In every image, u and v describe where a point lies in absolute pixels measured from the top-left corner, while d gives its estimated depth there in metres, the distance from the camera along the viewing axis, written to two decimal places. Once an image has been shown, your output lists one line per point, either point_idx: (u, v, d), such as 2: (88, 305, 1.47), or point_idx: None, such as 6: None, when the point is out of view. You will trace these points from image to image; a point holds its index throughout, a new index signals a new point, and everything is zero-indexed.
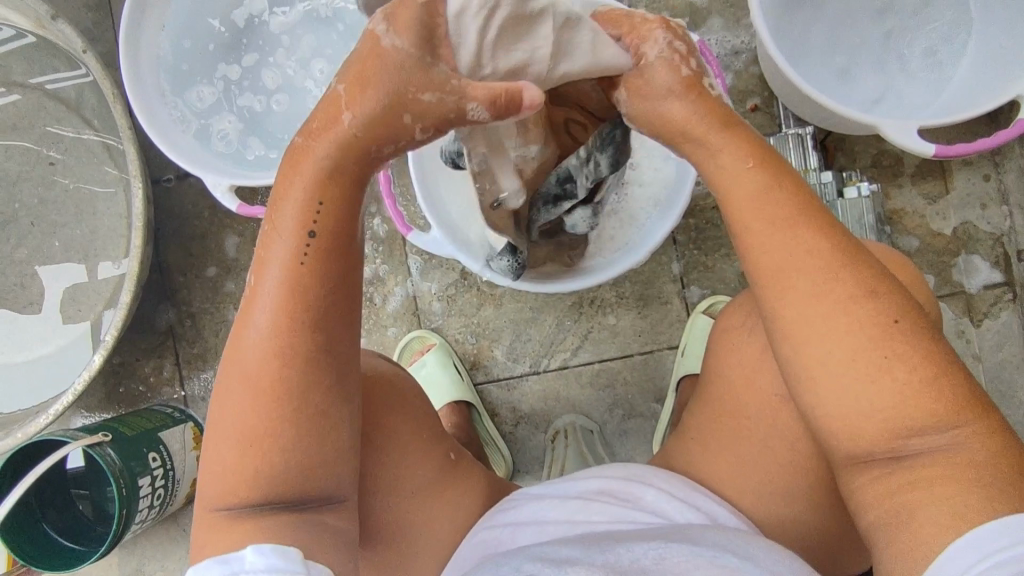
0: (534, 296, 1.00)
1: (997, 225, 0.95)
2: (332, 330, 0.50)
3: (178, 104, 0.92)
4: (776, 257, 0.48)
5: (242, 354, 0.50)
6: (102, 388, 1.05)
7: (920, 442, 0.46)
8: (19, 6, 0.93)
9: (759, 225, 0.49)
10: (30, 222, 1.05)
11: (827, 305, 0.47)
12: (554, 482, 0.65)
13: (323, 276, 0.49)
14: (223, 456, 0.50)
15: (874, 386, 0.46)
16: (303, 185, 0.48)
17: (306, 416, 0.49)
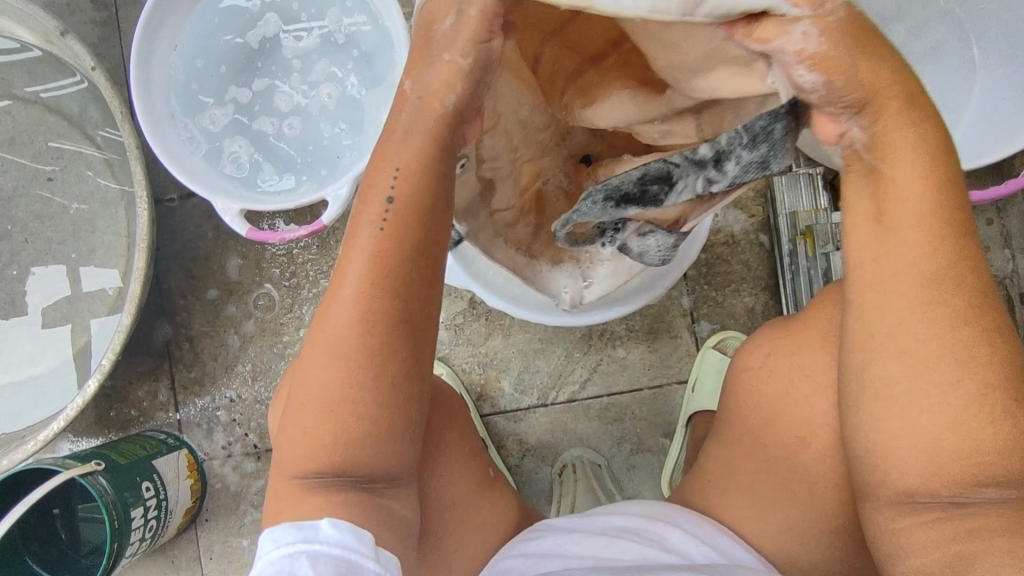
0: (544, 327, 0.99)
1: (1001, 268, 0.96)
2: (413, 299, 0.49)
3: (189, 126, 0.91)
4: (915, 266, 0.44)
5: (331, 316, 0.49)
6: (92, 412, 1.01)
7: (993, 493, 0.44)
8: (26, 19, 0.91)
9: (908, 227, 0.44)
10: (24, 238, 1.02)
11: (954, 337, 0.44)
12: (578, 517, 0.65)
13: (410, 248, 0.49)
14: (307, 420, 0.50)
15: (977, 425, 0.43)
16: (395, 160, 0.48)
17: (391, 397, 0.50)
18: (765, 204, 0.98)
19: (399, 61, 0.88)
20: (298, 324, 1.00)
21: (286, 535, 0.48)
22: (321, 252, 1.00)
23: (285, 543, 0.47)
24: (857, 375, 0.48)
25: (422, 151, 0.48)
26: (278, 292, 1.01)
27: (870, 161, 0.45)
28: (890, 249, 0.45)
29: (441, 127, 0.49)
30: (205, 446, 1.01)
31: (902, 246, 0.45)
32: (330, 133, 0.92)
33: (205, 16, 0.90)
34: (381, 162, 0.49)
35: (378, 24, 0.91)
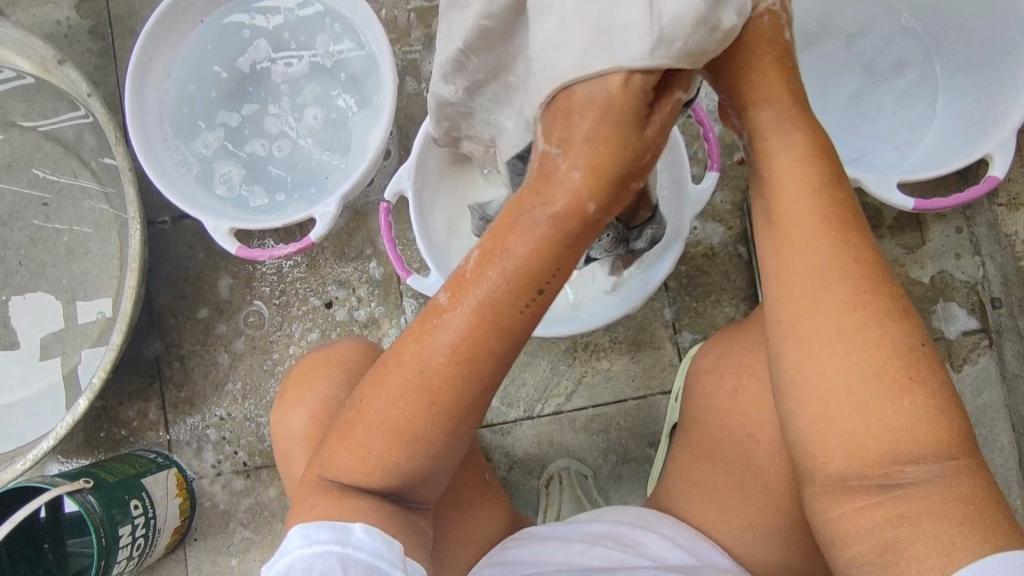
0: (529, 340, 1.01)
1: (972, 274, 0.99)
2: (507, 363, 0.48)
3: (181, 149, 0.94)
4: (805, 265, 0.49)
5: (431, 354, 0.46)
6: (82, 433, 1.02)
7: (915, 473, 0.47)
8: (25, 50, 0.95)
9: (790, 226, 0.50)
10: (18, 261, 1.04)
11: (849, 319, 0.47)
12: (559, 524, 0.64)
13: (523, 315, 0.46)
14: (371, 443, 0.48)
15: (891, 407, 0.46)
16: (533, 227, 0.44)
17: (453, 443, 0.49)
18: (741, 217, 1.01)
19: (384, 84, 0.91)
20: (288, 341, 1.02)
21: (319, 534, 0.46)
22: (310, 270, 1.02)
23: (316, 543, 0.45)
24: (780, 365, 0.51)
25: (565, 232, 0.45)
26: (268, 310, 1.03)
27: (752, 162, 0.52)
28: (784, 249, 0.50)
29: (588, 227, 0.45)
30: (195, 464, 1.01)
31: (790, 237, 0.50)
32: (318, 154, 0.95)
33: (197, 45, 0.94)
34: (517, 221, 0.45)
35: (364, 50, 0.95)
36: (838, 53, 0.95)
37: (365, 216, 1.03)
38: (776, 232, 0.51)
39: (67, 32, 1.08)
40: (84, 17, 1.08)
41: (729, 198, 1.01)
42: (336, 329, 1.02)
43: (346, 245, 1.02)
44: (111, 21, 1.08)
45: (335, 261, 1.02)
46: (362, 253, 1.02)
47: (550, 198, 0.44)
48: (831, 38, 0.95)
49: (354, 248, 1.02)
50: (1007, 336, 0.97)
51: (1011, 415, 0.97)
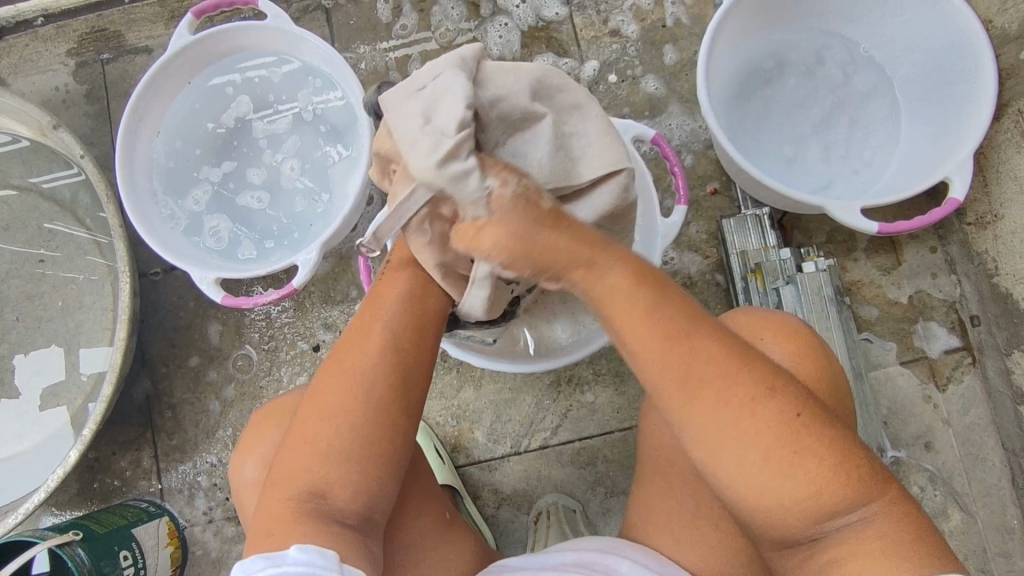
0: (513, 376, 1.02)
1: (949, 293, 1.00)
2: (415, 355, 0.57)
3: (170, 204, 0.97)
4: (678, 369, 0.49)
5: (351, 364, 0.56)
6: (76, 484, 1.03)
7: (844, 520, 0.49)
8: (23, 116, 1.00)
9: (649, 336, 0.50)
10: (15, 317, 1.07)
11: (737, 407, 0.48)
12: (532, 556, 0.64)
13: (413, 312, 0.59)
14: (305, 453, 0.54)
15: (795, 478, 0.48)
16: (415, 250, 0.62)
17: (384, 425, 0.55)
18: (717, 246, 1.03)
19: (362, 133, 0.95)
20: (277, 386, 1.04)
21: (254, 565, 0.49)
22: (297, 315, 1.05)
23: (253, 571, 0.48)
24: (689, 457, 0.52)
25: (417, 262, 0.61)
26: (257, 354, 1.05)
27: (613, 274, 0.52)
28: (653, 353, 0.50)
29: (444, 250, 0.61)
30: (186, 512, 1.02)
31: (602, 290, 0.51)
32: (302, 202, 0.99)
33: (184, 106, 0.99)
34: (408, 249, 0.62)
35: (343, 105, 0.99)
36: (800, 83, 0.98)
37: (349, 260, 1.05)
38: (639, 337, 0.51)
39: (65, 97, 1.14)
40: (82, 83, 1.14)
41: (704, 228, 1.04)
42: None
43: (332, 289, 1.05)
44: (107, 85, 1.14)
45: (321, 305, 1.05)
46: (347, 296, 1.05)
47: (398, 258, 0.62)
48: (792, 70, 0.98)
49: (340, 291, 1.05)
50: (990, 354, 0.97)
51: (1000, 433, 0.97)
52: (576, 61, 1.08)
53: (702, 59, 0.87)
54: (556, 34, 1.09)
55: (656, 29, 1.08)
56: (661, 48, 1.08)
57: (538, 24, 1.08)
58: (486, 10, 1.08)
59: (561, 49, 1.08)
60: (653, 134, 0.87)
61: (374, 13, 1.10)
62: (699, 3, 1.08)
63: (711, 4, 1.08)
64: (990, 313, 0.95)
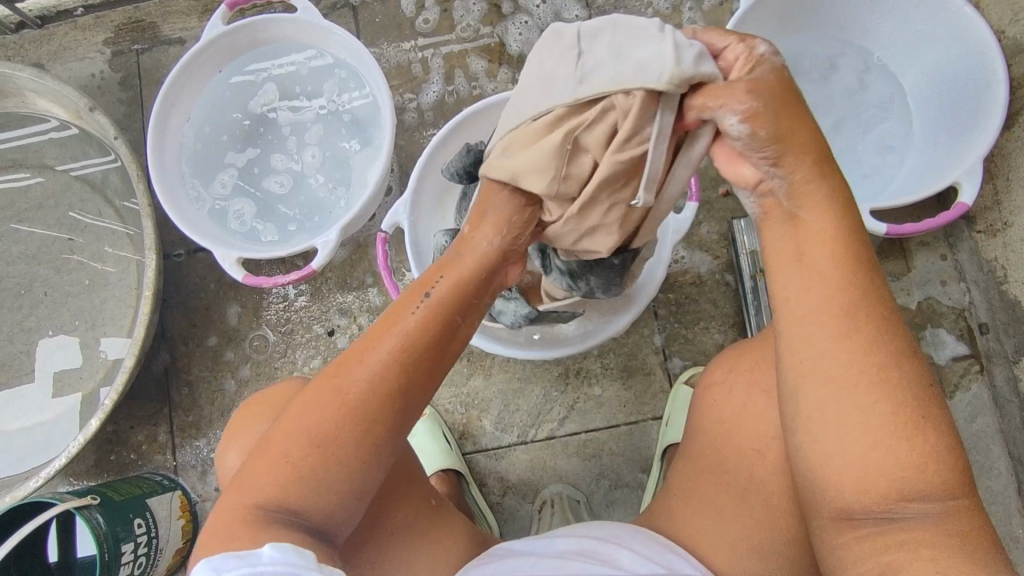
0: (522, 366, 1.04)
1: (958, 301, 1.01)
2: (415, 392, 0.55)
3: (197, 186, 1.01)
4: (834, 306, 0.48)
5: (347, 381, 0.53)
6: (93, 455, 1.06)
7: (920, 507, 0.47)
8: (61, 98, 1.04)
9: (815, 260, 0.48)
10: (43, 292, 1.11)
11: (868, 360, 0.47)
12: (533, 540, 0.65)
13: (437, 337, 0.56)
14: (287, 453, 0.52)
15: (900, 446, 0.46)
16: (454, 268, 0.58)
17: (367, 454, 0.53)
18: (727, 246, 1.04)
19: (384, 124, 0.98)
20: (291, 367, 1.06)
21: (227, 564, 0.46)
22: (313, 299, 1.08)
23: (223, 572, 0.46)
24: (788, 391, 0.50)
25: (466, 274, 0.58)
26: (273, 336, 1.07)
27: (789, 208, 0.49)
28: (810, 282, 0.49)
29: (477, 268, 0.58)
30: (199, 487, 1.05)
31: (813, 216, 0.49)
32: (322, 190, 1.02)
33: (214, 94, 1.03)
34: (445, 264, 0.59)
35: (366, 97, 1.02)
36: (812, 89, 0.99)
37: (366, 248, 1.08)
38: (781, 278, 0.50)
39: (100, 83, 1.18)
40: (116, 71, 1.18)
41: (715, 228, 1.05)
42: (337, 356, 1.06)
43: (349, 275, 1.08)
44: (140, 73, 1.18)
45: (337, 290, 1.07)
46: (363, 283, 1.07)
47: (454, 259, 0.59)
48: (806, 76, 1.00)
49: (356, 278, 1.07)
50: (997, 362, 0.97)
51: (1007, 441, 0.97)
52: None
53: None
54: None
55: None
56: None
57: None
58: (507, 9, 1.12)
59: None
60: None
61: (398, 10, 1.14)
62: (715, 10, 1.11)
63: (728, 11, 1.11)
64: (999, 321, 0.96)
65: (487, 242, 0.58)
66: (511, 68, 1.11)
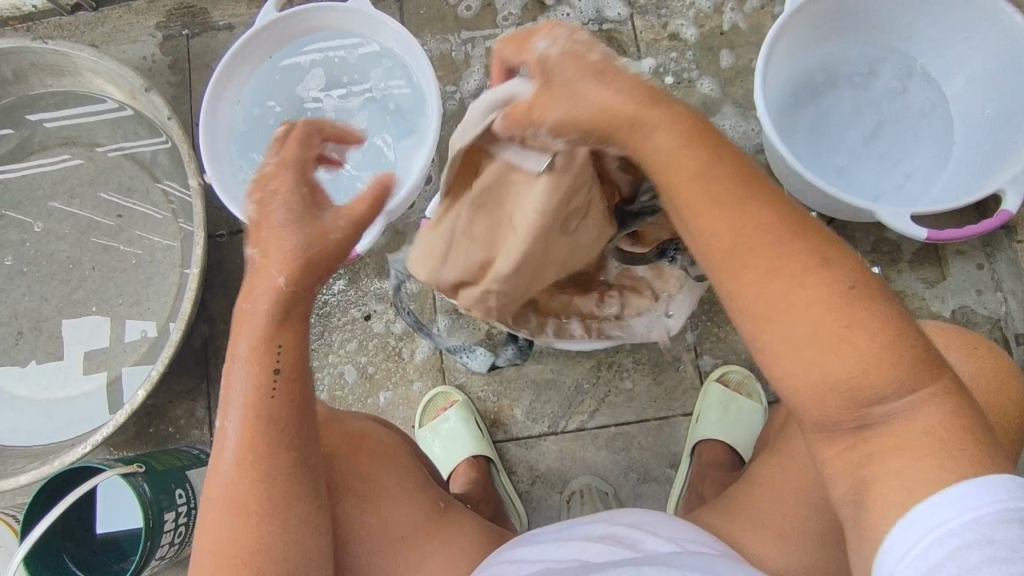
0: (555, 358, 1.05)
1: (994, 310, 1.01)
2: (288, 423, 0.53)
3: (244, 167, 1.03)
4: (730, 242, 0.47)
5: (225, 455, 0.53)
6: (133, 427, 1.09)
7: (891, 406, 0.47)
8: (116, 78, 1.07)
9: (703, 203, 0.47)
10: (91, 266, 1.13)
11: (790, 298, 0.46)
12: (561, 527, 0.66)
13: (303, 378, 0.55)
14: (216, 552, 0.52)
15: (837, 359, 0.46)
16: (263, 305, 0.52)
17: (286, 499, 0.53)
18: None
19: (429, 114, 1.00)
20: (327, 349, 1.09)
21: None
22: (350, 284, 1.09)
23: None
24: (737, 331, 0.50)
25: (295, 311, 0.54)
26: (311, 318, 1.10)
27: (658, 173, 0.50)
28: (718, 217, 0.47)
29: (309, 292, 0.53)
30: None
31: (653, 144, 0.48)
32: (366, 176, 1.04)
33: (263, 78, 1.05)
34: (247, 307, 0.53)
35: (411, 87, 1.04)
36: (852, 95, 1.00)
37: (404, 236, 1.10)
38: (681, 217, 0.50)
39: (151, 66, 1.21)
40: (167, 54, 1.21)
41: None
42: (373, 341, 1.08)
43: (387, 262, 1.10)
44: (190, 57, 1.21)
45: (374, 277, 1.09)
46: None
47: (252, 293, 0.53)
48: (846, 82, 1.00)
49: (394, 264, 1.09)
50: None
51: None
52: (633, 61, 1.12)
53: (763, 61, 0.90)
54: (616, 34, 1.12)
55: (714, 36, 1.11)
56: (718, 53, 1.11)
57: (599, 23, 1.13)
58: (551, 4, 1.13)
59: (621, 49, 1.12)
60: None
61: (443, 2, 1.16)
62: (757, 13, 1.12)
63: (769, 15, 1.12)
64: None
65: (302, 283, 0.53)
66: None
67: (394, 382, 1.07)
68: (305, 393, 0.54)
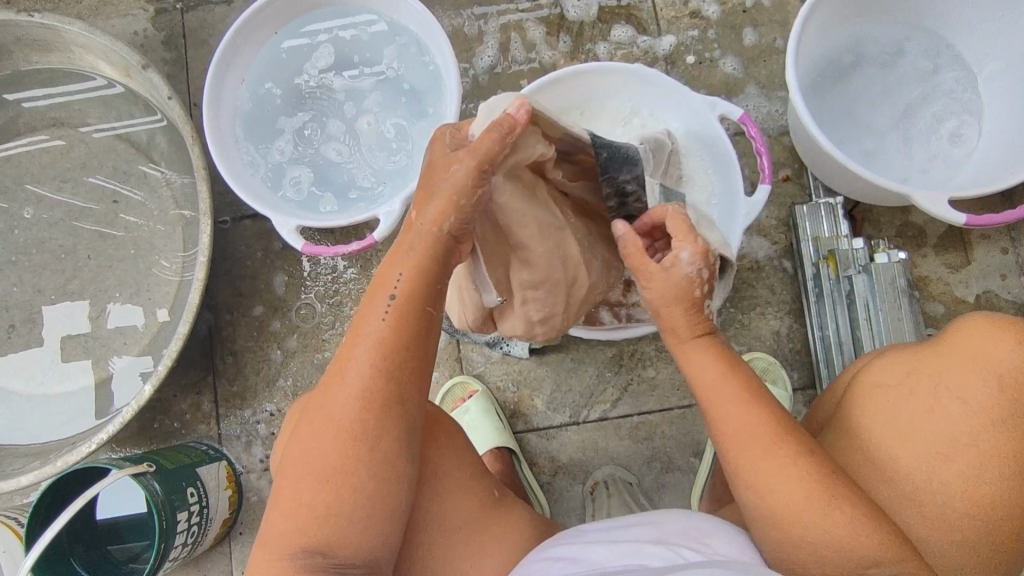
0: (576, 346, 1.03)
1: (1018, 296, 1.00)
2: (402, 388, 0.53)
3: (251, 150, 0.98)
4: (732, 433, 0.58)
5: (332, 405, 0.52)
6: (136, 423, 1.05)
7: (877, 571, 0.54)
8: (109, 54, 1.01)
9: (717, 402, 0.59)
10: (87, 255, 1.08)
11: (787, 467, 0.56)
12: (607, 528, 0.62)
13: (413, 337, 0.53)
14: (299, 497, 0.51)
15: (829, 525, 0.54)
16: (409, 254, 0.53)
17: (383, 467, 0.52)
18: (787, 232, 1.02)
19: (446, 94, 0.95)
20: (339, 340, 1.05)
21: None
22: (362, 273, 1.05)
23: None
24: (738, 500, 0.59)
25: (424, 259, 0.53)
26: (321, 308, 1.05)
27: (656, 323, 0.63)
28: (722, 409, 0.59)
29: (438, 246, 0.53)
30: (243, 458, 1.03)
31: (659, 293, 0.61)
32: (379, 160, 0.99)
33: (270, 56, 1.00)
34: (397, 252, 0.54)
35: (426, 66, 0.99)
36: (881, 75, 0.97)
37: None
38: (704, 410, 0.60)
39: (144, 42, 1.14)
40: (160, 29, 1.15)
41: (775, 214, 1.03)
42: None
43: None
44: (185, 32, 1.14)
45: None
46: None
47: (403, 239, 0.54)
48: (875, 62, 0.98)
49: None
50: None
51: None
52: (654, 39, 1.08)
53: (796, 40, 0.87)
54: (636, 11, 1.08)
55: (737, 13, 1.08)
56: (741, 31, 1.07)
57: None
58: None
59: (641, 27, 1.08)
60: (741, 112, 0.84)
61: None
62: None
63: None
64: None
65: (432, 228, 0.53)
66: (572, 40, 1.08)
67: None
68: (423, 364, 0.54)
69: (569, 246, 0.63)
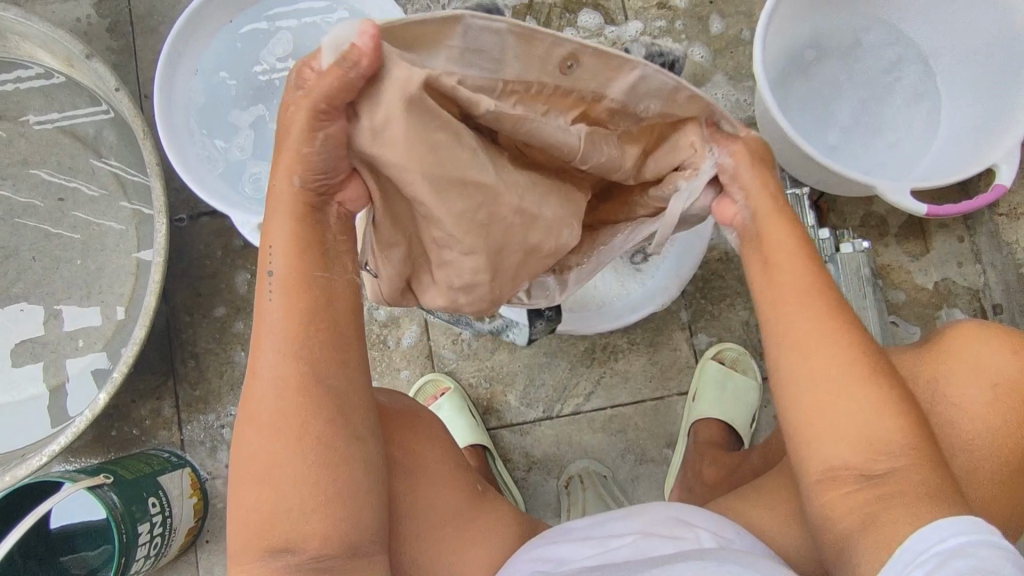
0: (549, 340, 1.02)
1: (973, 282, 1.03)
2: (310, 362, 0.49)
3: (205, 143, 0.94)
4: (787, 284, 0.55)
5: (252, 404, 0.49)
6: (92, 431, 1.00)
7: (889, 468, 0.51)
8: (50, 43, 0.95)
9: (774, 266, 0.56)
10: (32, 256, 1.02)
11: (839, 341, 0.53)
12: (596, 519, 0.62)
13: (310, 305, 0.49)
14: (244, 505, 0.49)
15: (864, 407, 0.52)
16: (278, 229, 0.48)
17: (314, 453, 0.48)
18: None
19: None
20: None
21: None
22: None
23: None
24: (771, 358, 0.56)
25: (298, 225, 0.48)
26: None
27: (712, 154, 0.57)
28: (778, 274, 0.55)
29: (299, 207, 0.48)
30: (208, 464, 1.00)
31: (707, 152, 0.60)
32: None
33: (226, 45, 0.95)
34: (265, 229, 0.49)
35: None
36: (844, 69, 0.99)
37: None
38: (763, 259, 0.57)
39: (87, 29, 1.08)
40: (105, 15, 1.08)
41: None
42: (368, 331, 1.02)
43: None
44: (131, 19, 1.08)
45: None
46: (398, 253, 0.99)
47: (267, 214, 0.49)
48: (837, 53, 0.99)
49: None
50: None
51: None
52: (621, 28, 1.07)
53: (764, 29, 0.87)
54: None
55: (703, 3, 1.07)
56: (708, 20, 1.07)
57: None
58: None
59: (609, 17, 1.07)
60: None
61: None
62: None
63: None
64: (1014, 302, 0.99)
65: (285, 185, 0.47)
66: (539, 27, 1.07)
67: (381, 371, 1.01)
68: (331, 331, 0.50)
69: (503, 208, 0.50)
